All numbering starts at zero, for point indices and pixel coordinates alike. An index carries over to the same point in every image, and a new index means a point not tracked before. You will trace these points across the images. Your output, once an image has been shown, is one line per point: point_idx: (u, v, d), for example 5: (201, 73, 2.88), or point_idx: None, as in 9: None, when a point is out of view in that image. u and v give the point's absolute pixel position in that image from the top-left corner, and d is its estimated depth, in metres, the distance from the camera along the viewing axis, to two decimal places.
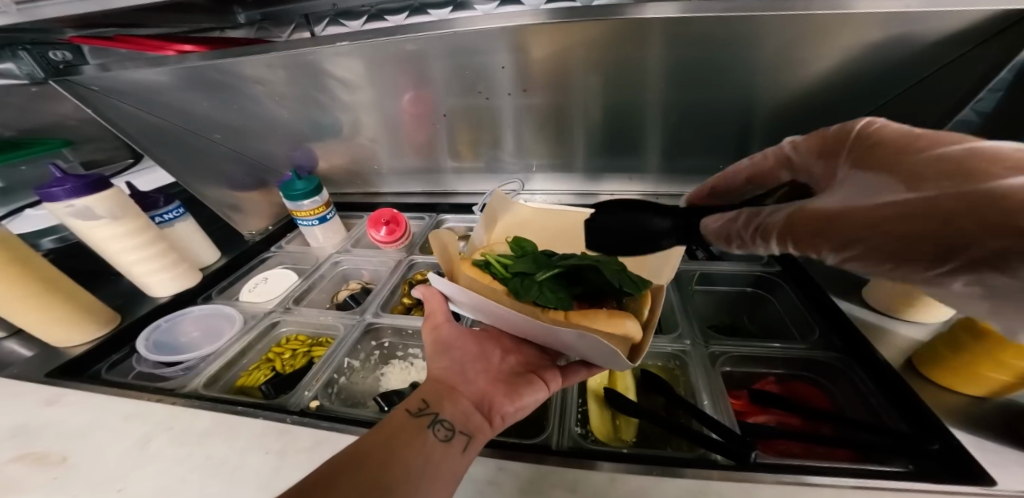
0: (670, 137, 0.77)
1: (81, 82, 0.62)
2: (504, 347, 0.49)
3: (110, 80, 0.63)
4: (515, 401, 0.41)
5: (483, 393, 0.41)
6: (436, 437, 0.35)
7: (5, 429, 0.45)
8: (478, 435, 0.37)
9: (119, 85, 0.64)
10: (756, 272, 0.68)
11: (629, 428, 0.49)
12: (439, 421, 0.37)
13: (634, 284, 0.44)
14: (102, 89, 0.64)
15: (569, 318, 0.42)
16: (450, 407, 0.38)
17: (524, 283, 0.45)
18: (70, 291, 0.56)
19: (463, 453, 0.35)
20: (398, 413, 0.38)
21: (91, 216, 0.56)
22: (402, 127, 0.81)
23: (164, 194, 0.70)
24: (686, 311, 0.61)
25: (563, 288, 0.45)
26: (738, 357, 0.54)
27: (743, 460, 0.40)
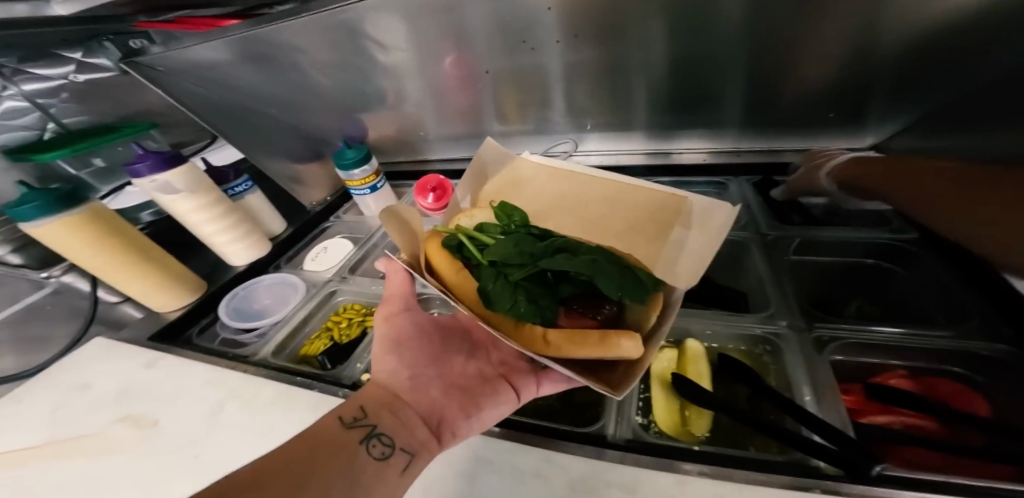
0: (759, 77, 0.62)
1: (146, 63, 0.64)
2: (466, 353, 0.46)
3: (172, 58, 0.65)
4: (470, 416, 0.38)
5: (436, 407, 0.38)
6: (369, 454, 0.33)
7: (117, 388, 0.51)
8: (421, 453, 0.34)
9: (177, 64, 0.66)
10: (880, 240, 0.54)
11: (701, 421, 0.41)
12: (374, 436, 0.34)
13: (635, 290, 0.39)
14: (167, 69, 0.66)
15: (549, 342, 0.38)
16: (391, 419, 0.35)
17: (501, 286, 0.43)
18: (161, 260, 0.63)
19: (402, 474, 0.32)
20: (330, 420, 0.35)
21: (171, 190, 0.60)
22: (445, 91, 0.76)
23: (234, 168, 0.74)
24: (780, 284, 0.51)
25: (545, 292, 0.42)
26: (856, 345, 0.43)
27: (861, 473, 0.31)
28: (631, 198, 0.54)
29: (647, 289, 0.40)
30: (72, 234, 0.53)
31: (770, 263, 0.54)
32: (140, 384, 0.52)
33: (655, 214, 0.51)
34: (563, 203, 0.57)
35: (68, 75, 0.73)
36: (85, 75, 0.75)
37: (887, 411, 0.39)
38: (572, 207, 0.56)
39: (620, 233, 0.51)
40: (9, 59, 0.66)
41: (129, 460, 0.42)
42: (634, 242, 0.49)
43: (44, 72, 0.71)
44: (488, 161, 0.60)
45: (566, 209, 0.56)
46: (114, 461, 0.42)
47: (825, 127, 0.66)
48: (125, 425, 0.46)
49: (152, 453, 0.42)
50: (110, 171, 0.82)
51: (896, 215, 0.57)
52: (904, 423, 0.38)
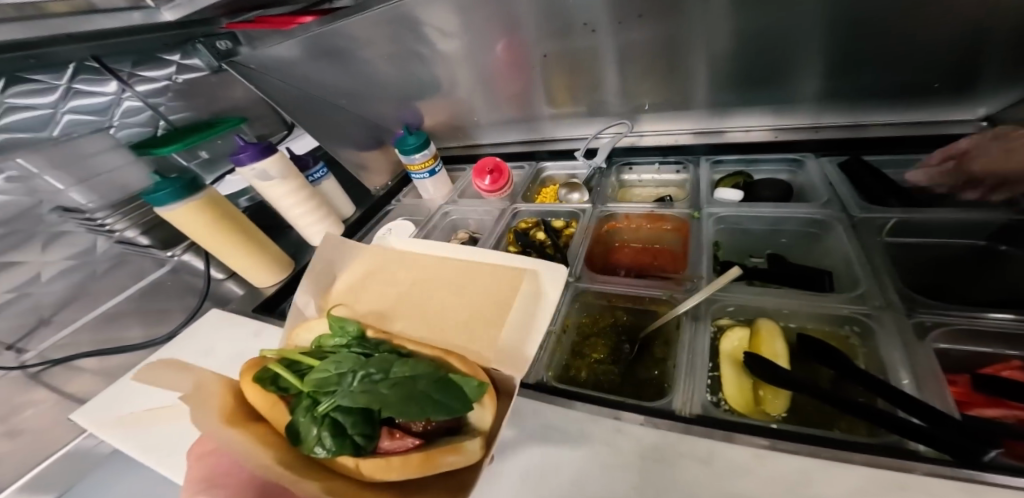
0: (835, 46, 0.57)
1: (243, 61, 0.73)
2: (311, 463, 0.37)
3: (262, 57, 0.72)
4: None
5: None
6: None
7: (234, 354, 0.59)
8: None
9: (264, 61, 0.73)
10: (999, 219, 0.48)
11: (776, 401, 0.40)
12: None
13: (454, 407, 0.32)
14: (259, 66, 0.74)
15: (361, 472, 0.32)
16: None
17: (314, 418, 0.34)
18: (262, 241, 0.70)
19: None
20: None
21: (268, 178, 0.67)
22: (496, 78, 0.78)
23: (312, 157, 0.81)
24: (869, 263, 0.47)
25: (367, 415, 0.34)
26: (964, 332, 0.39)
27: (970, 458, 0.29)
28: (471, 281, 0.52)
29: (463, 402, 0.33)
30: (190, 215, 0.60)
31: (857, 241, 0.51)
32: (250, 349, 0.60)
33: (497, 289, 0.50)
34: (409, 297, 0.52)
35: (171, 76, 0.84)
36: (183, 75, 0.86)
37: (1000, 404, 0.35)
38: (415, 298, 0.52)
39: (464, 324, 0.47)
40: (126, 64, 0.77)
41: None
42: (477, 346, 0.44)
43: (153, 74, 0.81)
44: (331, 259, 0.57)
45: (403, 295, 0.53)
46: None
47: (924, 99, 0.60)
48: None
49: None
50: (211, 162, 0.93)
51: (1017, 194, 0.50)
52: (1018, 418, 0.34)
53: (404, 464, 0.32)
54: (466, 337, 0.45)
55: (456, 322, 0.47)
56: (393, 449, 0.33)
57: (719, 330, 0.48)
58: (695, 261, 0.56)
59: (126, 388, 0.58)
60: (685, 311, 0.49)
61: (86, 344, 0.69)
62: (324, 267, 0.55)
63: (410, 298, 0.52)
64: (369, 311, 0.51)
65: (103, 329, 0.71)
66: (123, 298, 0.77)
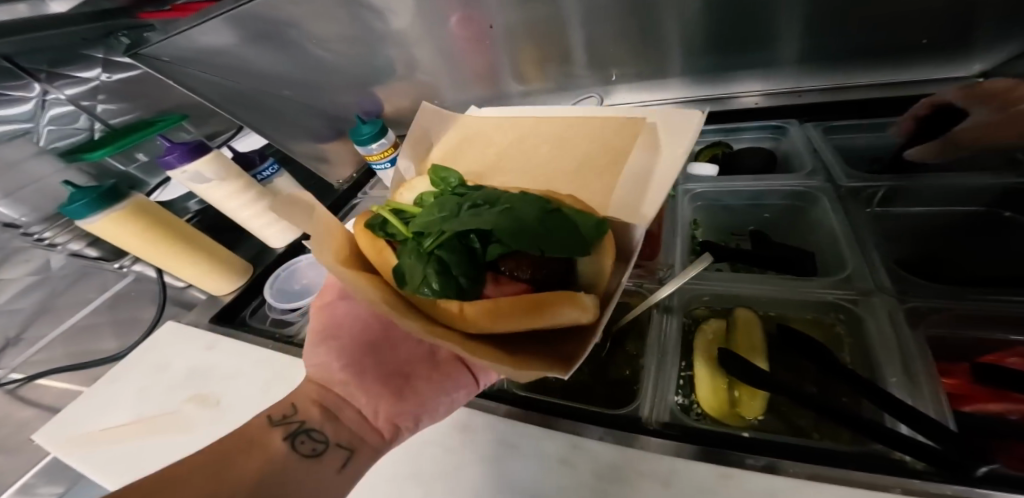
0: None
1: (152, 53, 0.62)
2: None
3: (181, 45, 0.63)
4: (420, 405, 0.35)
5: (370, 399, 0.35)
6: (297, 451, 0.30)
7: (185, 369, 0.56)
8: (361, 450, 0.32)
9: (181, 52, 0.64)
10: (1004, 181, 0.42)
11: (753, 404, 0.35)
12: (304, 433, 0.31)
13: (562, 238, 0.32)
14: (173, 57, 0.64)
15: (467, 317, 0.32)
16: (320, 415, 0.33)
17: (415, 253, 0.35)
18: (211, 248, 0.66)
19: (339, 472, 0.30)
20: (257, 418, 0.32)
21: (203, 179, 0.62)
22: (456, 55, 0.71)
23: (259, 153, 0.75)
24: (860, 239, 0.42)
25: (474, 261, 0.34)
26: (961, 316, 0.35)
27: (960, 475, 0.25)
28: (571, 140, 0.53)
29: (578, 238, 0.33)
30: (120, 227, 0.57)
31: (845, 215, 0.45)
32: (206, 361, 0.57)
33: (610, 148, 0.49)
34: (507, 155, 0.54)
35: (100, 76, 0.77)
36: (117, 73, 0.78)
37: (1002, 397, 0.31)
38: (512, 157, 0.53)
39: (571, 173, 0.48)
40: (42, 66, 0.70)
41: (203, 435, 0.46)
42: (591, 197, 0.44)
43: (81, 75, 0.75)
44: (427, 127, 0.59)
45: (509, 155, 0.54)
46: (193, 437, 0.46)
47: (907, 58, 0.54)
48: (195, 403, 0.51)
49: (222, 427, 0.46)
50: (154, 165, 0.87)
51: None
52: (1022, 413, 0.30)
53: (490, 308, 0.32)
54: (577, 185, 0.46)
55: (564, 172, 0.48)
56: (499, 294, 0.34)
57: (694, 322, 0.44)
58: (669, 242, 0.52)
59: (81, 406, 0.55)
60: (658, 302, 0.45)
61: (59, 357, 0.68)
62: (421, 135, 0.58)
63: (589, 159, 0.48)
64: (467, 171, 0.53)
65: (73, 342, 0.70)
66: (93, 310, 0.75)
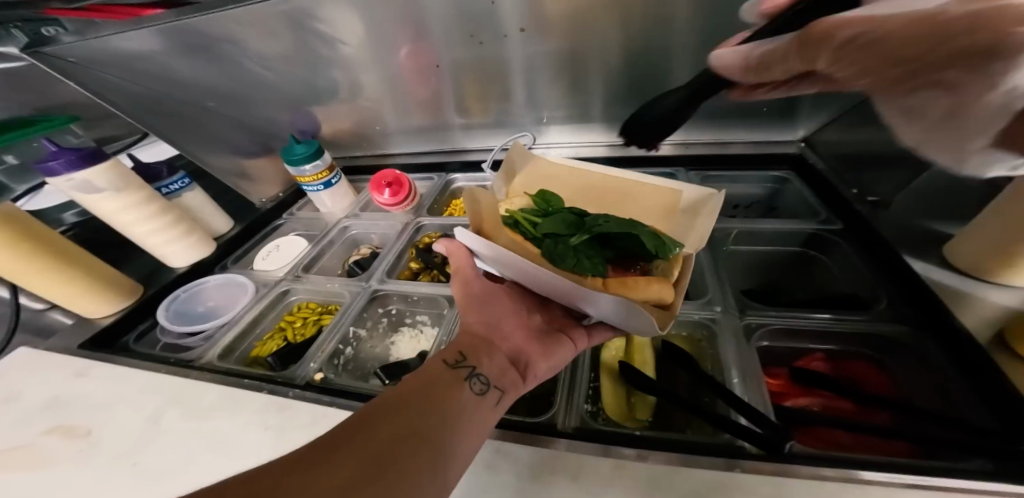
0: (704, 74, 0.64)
1: (57, 53, 0.59)
2: (533, 302, 0.47)
3: (89, 47, 0.60)
4: (549, 359, 0.40)
5: (520, 351, 0.40)
6: (472, 390, 0.34)
7: (41, 400, 0.47)
8: (511, 391, 0.36)
9: (98, 54, 0.61)
10: (808, 230, 0.57)
11: (645, 408, 0.44)
12: (474, 375, 0.35)
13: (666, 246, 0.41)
14: (82, 60, 0.61)
15: (608, 286, 0.39)
16: (487, 360, 0.37)
17: (558, 247, 0.41)
18: (92, 264, 0.57)
19: (497, 407, 0.34)
20: (434, 362, 0.36)
21: (92, 189, 0.53)
22: (403, 83, 0.75)
23: (168, 165, 0.67)
24: (719, 275, 0.54)
25: (597, 251, 0.42)
26: (780, 330, 0.47)
27: (777, 451, 0.34)
28: (638, 197, 0.53)
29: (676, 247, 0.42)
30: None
31: (709, 254, 0.58)
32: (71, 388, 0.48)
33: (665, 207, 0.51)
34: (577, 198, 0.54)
35: None
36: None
37: (810, 393, 0.44)
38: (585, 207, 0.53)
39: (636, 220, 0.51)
40: None
41: (66, 472, 0.40)
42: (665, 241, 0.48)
43: None
44: (516, 157, 0.58)
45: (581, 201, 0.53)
46: (51, 475, 0.40)
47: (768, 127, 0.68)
48: (58, 435, 0.44)
49: (92, 462, 0.41)
50: (23, 169, 0.74)
51: (826, 210, 0.60)
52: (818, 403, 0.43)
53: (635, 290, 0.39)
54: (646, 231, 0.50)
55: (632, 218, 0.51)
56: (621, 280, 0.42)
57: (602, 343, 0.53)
58: None
59: None
60: None
61: None
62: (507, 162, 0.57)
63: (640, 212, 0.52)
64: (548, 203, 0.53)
65: None
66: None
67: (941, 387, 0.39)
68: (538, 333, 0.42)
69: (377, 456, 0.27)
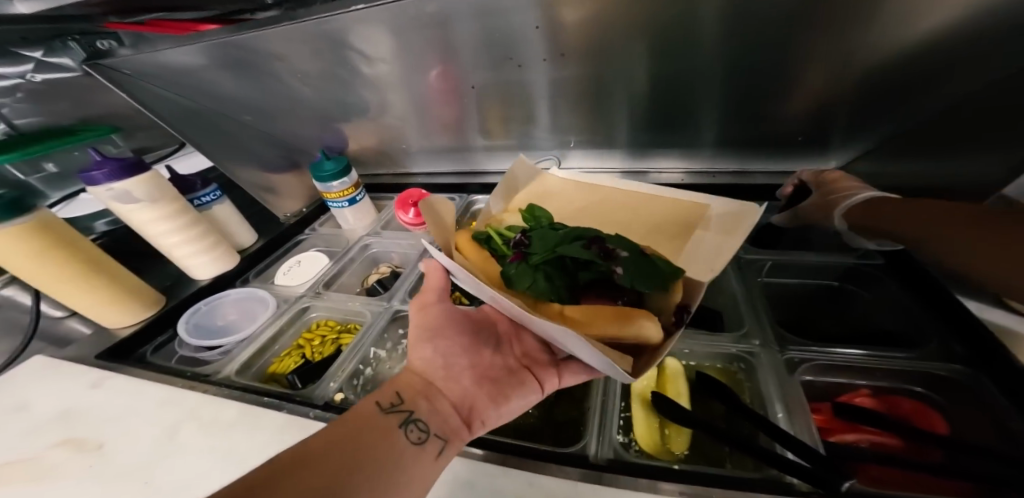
0: (731, 101, 0.64)
1: (112, 65, 0.62)
2: (495, 340, 0.45)
3: (142, 62, 0.63)
4: (499, 405, 0.39)
5: (467, 396, 0.38)
6: (407, 439, 0.33)
7: (57, 410, 0.46)
8: (454, 440, 0.34)
9: (143, 65, 0.64)
10: (847, 263, 0.57)
11: (679, 438, 0.42)
12: (412, 421, 0.34)
13: (648, 276, 0.38)
14: (132, 71, 0.64)
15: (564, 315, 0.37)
16: (426, 406, 0.36)
17: (518, 269, 0.40)
18: (115, 274, 0.57)
19: (436, 459, 0.33)
20: (369, 404, 0.35)
21: (129, 200, 0.54)
22: (431, 106, 0.77)
23: (201, 177, 0.69)
24: (754, 305, 0.53)
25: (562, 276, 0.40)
26: (822, 366, 0.45)
27: (832, 489, 0.32)
28: (649, 208, 0.52)
29: (664, 276, 0.38)
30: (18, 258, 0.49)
31: (742, 284, 0.57)
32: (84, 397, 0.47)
33: (679, 217, 0.49)
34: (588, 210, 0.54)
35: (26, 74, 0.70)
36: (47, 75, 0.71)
37: (855, 428, 0.41)
38: (592, 218, 0.52)
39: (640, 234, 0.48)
40: None
41: (73, 487, 0.38)
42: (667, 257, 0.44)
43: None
44: (519, 175, 0.59)
45: (593, 212, 0.53)
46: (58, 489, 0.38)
47: (788, 151, 0.69)
48: (68, 448, 0.42)
49: (103, 477, 0.39)
50: (61, 177, 0.82)
51: None
52: (868, 440, 0.40)
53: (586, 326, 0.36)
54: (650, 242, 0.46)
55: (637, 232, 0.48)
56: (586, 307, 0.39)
57: None
58: None
59: None
60: None
61: None
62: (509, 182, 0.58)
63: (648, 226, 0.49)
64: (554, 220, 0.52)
65: None
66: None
67: (999, 424, 0.36)
68: (493, 377, 0.41)
69: (304, 496, 0.26)
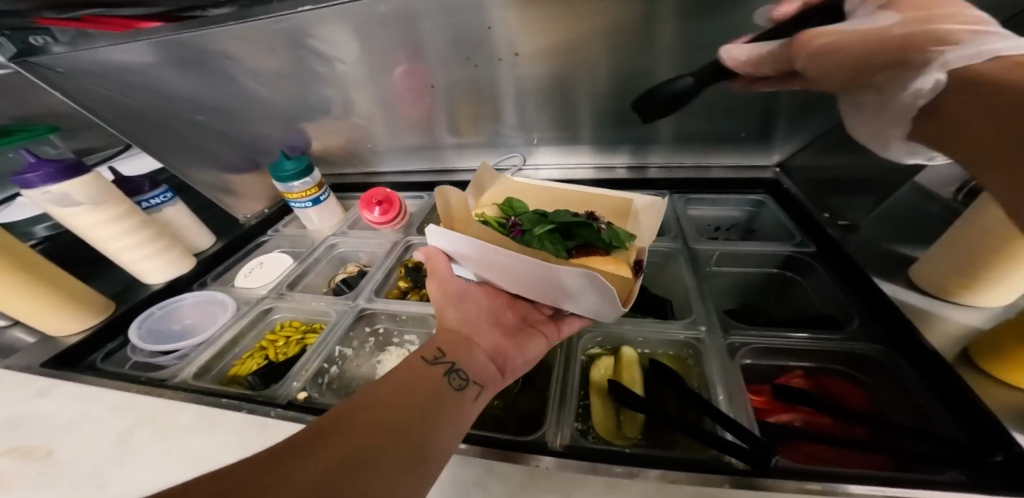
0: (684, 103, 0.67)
1: (45, 63, 0.60)
2: (511, 299, 0.47)
3: (82, 60, 0.61)
4: (526, 352, 0.41)
5: (497, 346, 0.40)
6: (451, 385, 0.34)
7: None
8: (490, 386, 0.36)
9: (82, 65, 0.62)
10: (784, 253, 0.61)
11: (633, 424, 0.44)
12: (454, 370, 0.35)
13: (617, 237, 0.45)
14: (69, 70, 0.62)
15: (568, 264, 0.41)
16: (464, 355, 0.37)
17: (522, 239, 0.43)
18: (59, 280, 0.54)
19: (476, 402, 0.34)
20: (410, 359, 0.36)
21: (70, 203, 0.52)
22: (395, 104, 0.76)
23: (151, 178, 0.66)
24: (703, 294, 0.56)
25: (559, 240, 0.43)
26: (761, 349, 0.48)
27: (763, 466, 0.35)
28: (593, 206, 0.54)
29: (625, 238, 0.45)
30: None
31: (694, 274, 0.59)
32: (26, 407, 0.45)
33: (619, 212, 0.53)
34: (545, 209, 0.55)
35: None
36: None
37: (791, 408, 0.45)
38: None
39: None
40: None
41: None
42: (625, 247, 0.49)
43: None
44: (485, 178, 0.58)
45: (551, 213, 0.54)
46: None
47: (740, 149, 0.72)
48: (11, 458, 0.41)
49: (47, 487, 0.38)
50: None
51: (800, 233, 0.63)
52: (802, 419, 0.44)
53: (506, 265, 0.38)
54: None
55: None
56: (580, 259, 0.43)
57: (589, 360, 0.53)
58: None
59: None
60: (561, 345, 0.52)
61: None
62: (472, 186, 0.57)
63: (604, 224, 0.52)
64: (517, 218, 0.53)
65: None
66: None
67: (912, 400, 0.41)
68: (510, 328, 0.43)
69: (366, 440, 0.27)
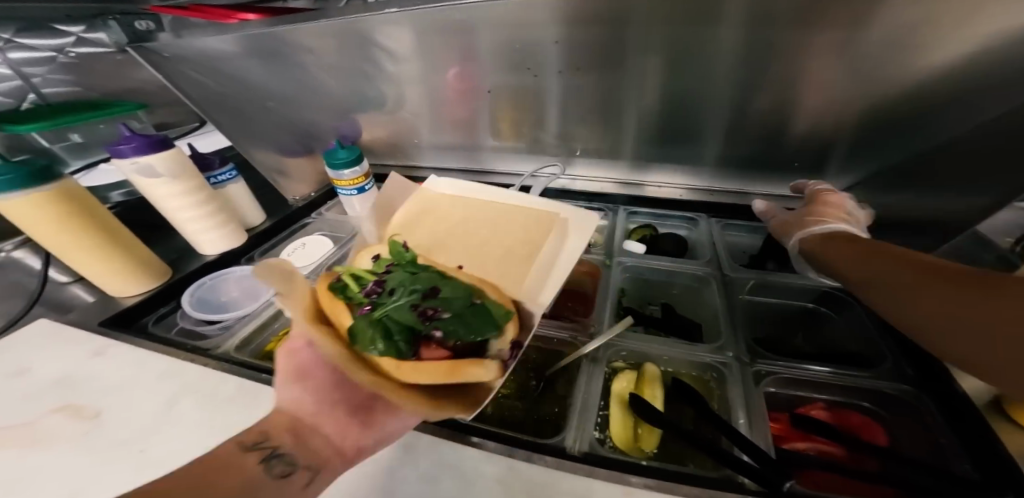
0: (732, 127, 0.67)
1: (155, 49, 0.67)
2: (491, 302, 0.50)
3: (183, 47, 0.68)
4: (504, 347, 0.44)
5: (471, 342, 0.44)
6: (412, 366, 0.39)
7: (56, 375, 0.49)
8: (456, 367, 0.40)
9: (182, 52, 0.68)
10: (822, 287, 0.60)
11: (651, 438, 0.45)
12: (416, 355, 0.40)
13: (479, 325, 0.41)
14: (173, 56, 0.69)
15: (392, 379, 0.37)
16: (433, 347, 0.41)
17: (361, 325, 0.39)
18: (131, 244, 0.60)
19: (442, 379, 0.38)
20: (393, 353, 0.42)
21: (153, 174, 0.57)
22: (446, 104, 0.79)
23: (219, 156, 0.71)
24: (732, 319, 0.56)
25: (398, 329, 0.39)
26: (785, 379, 0.48)
27: (775, 489, 0.35)
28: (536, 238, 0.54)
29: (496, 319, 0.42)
30: (43, 228, 0.52)
31: (724, 298, 0.60)
32: (63, 372, 0.49)
33: (534, 237, 0.54)
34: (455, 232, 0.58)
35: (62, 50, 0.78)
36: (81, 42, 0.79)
37: (806, 438, 0.44)
38: (453, 237, 0.57)
39: (497, 257, 0.53)
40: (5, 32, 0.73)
41: (64, 452, 0.41)
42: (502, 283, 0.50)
43: (36, 45, 0.76)
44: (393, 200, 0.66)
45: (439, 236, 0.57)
46: (50, 452, 0.40)
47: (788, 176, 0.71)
48: (64, 415, 0.45)
49: (96, 442, 0.41)
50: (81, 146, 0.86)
51: None
52: (818, 450, 0.43)
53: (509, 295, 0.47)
54: (502, 272, 0.51)
55: (494, 257, 0.53)
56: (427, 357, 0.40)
57: (613, 372, 0.54)
58: (601, 305, 0.61)
59: None
60: (587, 354, 0.53)
61: None
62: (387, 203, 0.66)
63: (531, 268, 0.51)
64: (419, 244, 0.56)
65: None
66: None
67: (937, 444, 0.40)
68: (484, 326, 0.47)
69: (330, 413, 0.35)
